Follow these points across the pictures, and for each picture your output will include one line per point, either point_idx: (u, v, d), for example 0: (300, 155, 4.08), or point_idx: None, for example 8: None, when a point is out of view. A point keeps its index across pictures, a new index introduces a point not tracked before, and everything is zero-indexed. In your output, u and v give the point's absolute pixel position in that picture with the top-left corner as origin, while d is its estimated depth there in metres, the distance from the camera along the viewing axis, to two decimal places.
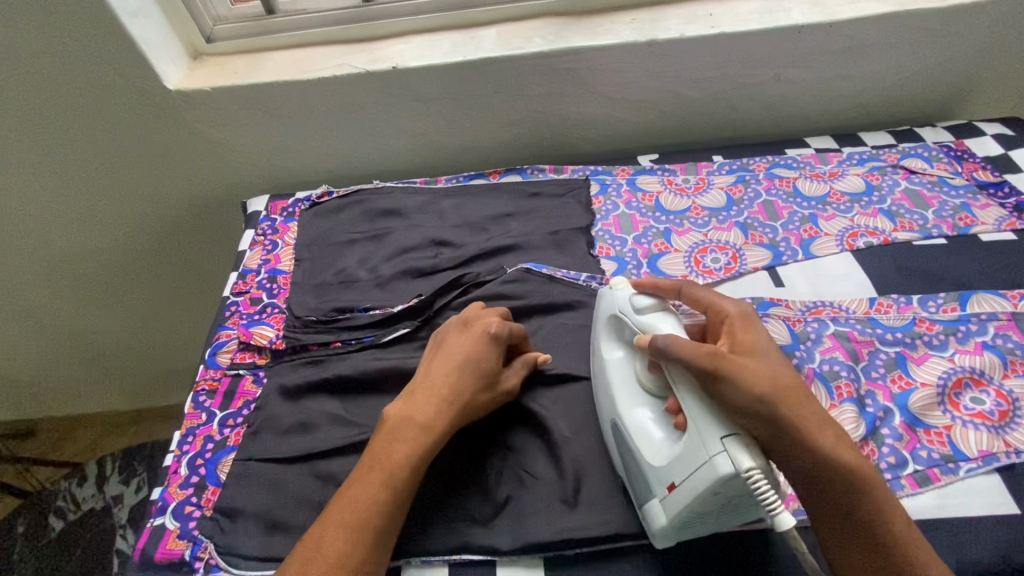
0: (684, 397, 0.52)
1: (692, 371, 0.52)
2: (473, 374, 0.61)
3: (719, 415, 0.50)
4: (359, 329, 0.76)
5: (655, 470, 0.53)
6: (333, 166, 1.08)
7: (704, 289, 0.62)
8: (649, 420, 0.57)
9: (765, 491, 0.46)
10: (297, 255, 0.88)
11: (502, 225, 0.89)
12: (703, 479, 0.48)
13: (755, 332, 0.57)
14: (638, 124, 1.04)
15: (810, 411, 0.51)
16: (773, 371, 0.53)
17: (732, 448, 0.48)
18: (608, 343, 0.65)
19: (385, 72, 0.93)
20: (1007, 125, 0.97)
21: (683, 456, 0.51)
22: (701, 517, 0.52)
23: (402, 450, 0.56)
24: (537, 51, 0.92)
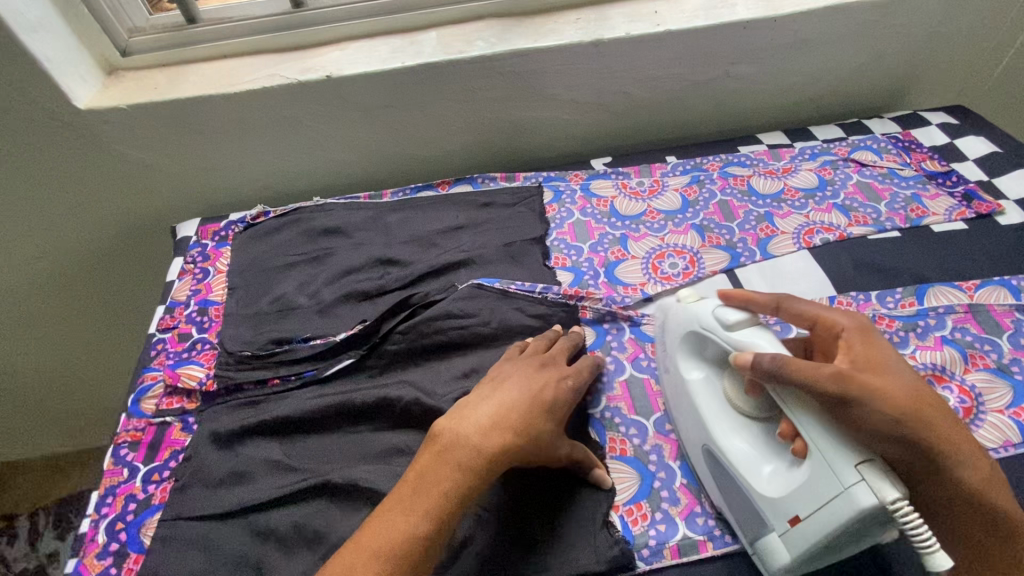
0: (802, 419, 0.48)
1: (816, 395, 0.47)
2: (541, 415, 0.55)
3: (851, 441, 0.46)
4: (299, 363, 0.70)
5: (770, 502, 0.50)
6: (271, 183, 1.01)
7: (809, 301, 0.56)
8: (749, 449, 0.54)
9: (917, 522, 0.42)
10: (230, 283, 0.81)
11: (453, 239, 0.85)
12: (839, 513, 0.44)
13: (881, 347, 0.51)
14: (589, 126, 1.01)
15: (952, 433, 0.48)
16: (911, 392, 0.48)
17: (871, 478, 0.43)
18: (686, 363, 0.61)
19: (318, 82, 0.87)
20: (950, 114, 0.98)
21: (811, 486, 0.47)
22: (830, 552, 0.48)
23: (451, 483, 0.50)
24: (480, 55, 0.88)
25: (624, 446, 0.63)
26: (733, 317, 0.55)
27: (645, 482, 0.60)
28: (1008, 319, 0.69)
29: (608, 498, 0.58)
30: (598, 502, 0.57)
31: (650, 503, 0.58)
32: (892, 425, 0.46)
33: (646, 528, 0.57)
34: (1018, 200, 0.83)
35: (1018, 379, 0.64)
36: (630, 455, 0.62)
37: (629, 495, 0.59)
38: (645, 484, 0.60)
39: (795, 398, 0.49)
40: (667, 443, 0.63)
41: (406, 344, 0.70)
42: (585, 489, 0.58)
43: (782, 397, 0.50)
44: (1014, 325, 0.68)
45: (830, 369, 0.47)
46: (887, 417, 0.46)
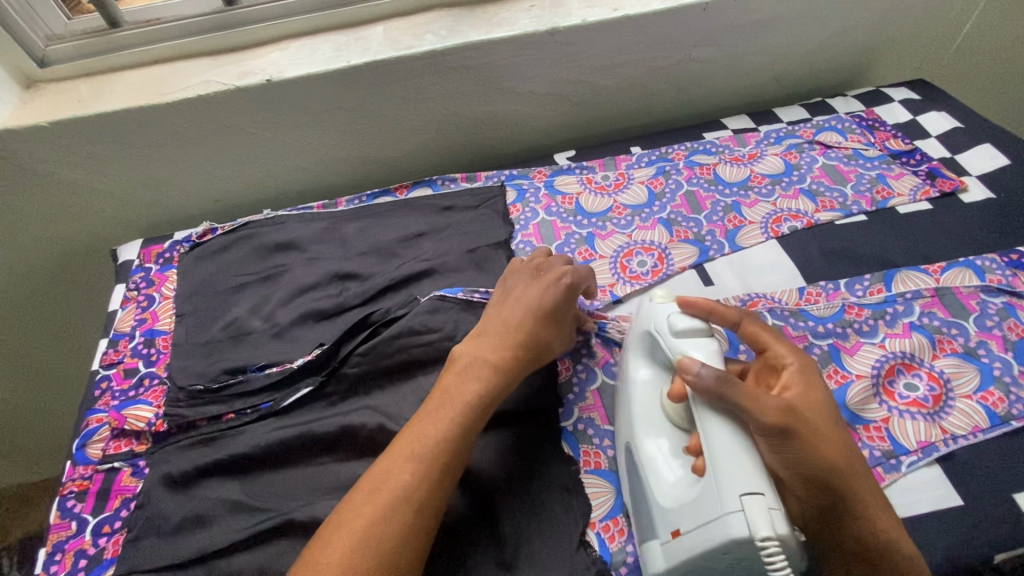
0: (712, 433, 0.47)
1: (751, 424, 0.46)
2: (545, 324, 0.61)
3: (752, 470, 0.44)
4: (255, 394, 0.66)
5: (662, 511, 0.49)
6: (219, 196, 0.95)
7: (766, 327, 0.55)
8: (664, 454, 0.52)
9: (779, 561, 0.42)
10: (177, 310, 0.76)
11: (414, 248, 0.81)
12: (713, 535, 0.44)
13: (820, 392, 0.51)
14: (551, 118, 0.97)
15: (860, 481, 0.49)
16: (841, 442, 0.49)
17: (751, 510, 0.43)
18: (635, 361, 0.59)
19: (257, 87, 0.82)
20: (912, 89, 0.97)
21: (696, 503, 0.46)
22: (704, 571, 0.48)
23: (476, 389, 0.56)
24: (429, 50, 0.83)
25: (598, 459, 0.61)
26: (683, 323, 0.54)
27: (622, 495, 0.58)
28: (974, 301, 0.69)
29: (584, 516, 0.56)
30: (573, 522, 0.56)
31: (626, 517, 0.57)
32: (813, 469, 0.47)
33: (623, 544, 0.55)
34: (980, 175, 0.83)
35: (985, 362, 0.64)
36: (605, 468, 0.60)
37: (605, 510, 0.57)
38: (621, 497, 0.58)
39: (720, 419, 0.47)
40: None
41: (367, 366, 0.66)
42: (559, 508, 0.57)
43: (703, 416, 0.48)
44: (979, 306, 0.68)
45: (776, 401, 0.48)
46: (810, 459, 0.47)
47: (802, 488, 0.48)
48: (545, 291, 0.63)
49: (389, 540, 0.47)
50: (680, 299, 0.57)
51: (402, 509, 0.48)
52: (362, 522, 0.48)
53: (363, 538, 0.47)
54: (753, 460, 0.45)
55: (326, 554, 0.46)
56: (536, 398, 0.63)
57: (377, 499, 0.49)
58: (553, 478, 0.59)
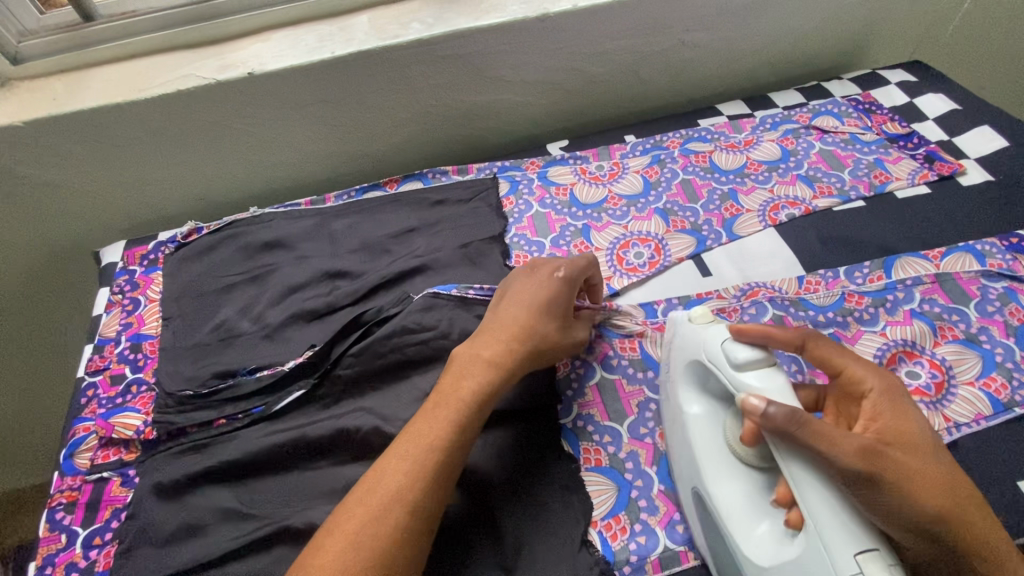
0: (807, 490, 0.43)
1: (840, 472, 0.42)
2: (542, 318, 0.60)
3: (854, 527, 0.42)
4: (246, 398, 0.65)
5: (758, 570, 0.46)
6: (203, 194, 0.92)
7: (835, 346, 0.51)
8: (740, 500, 0.50)
9: None
10: (164, 313, 0.74)
11: (405, 244, 0.79)
12: None
13: (913, 417, 0.47)
14: (543, 107, 0.95)
15: (981, 522, 0.44)
16: (945, 480, 0.45)
17: (871, 573, 0.40)
18: (686, 395, 0.56)
19: (239, 81, 0.79)
20: (908, 71, 0.96)
21: (801, 565, 0.43)
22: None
23: (472, 386, 0.55)
24: (416, 38, 0.80)
25: (598, 456, 0.60)
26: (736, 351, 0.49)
27: (623, 492, 0.58)
28: (974, 286, 0.68)
29: (585, 514, 0.56)
30: (574, 520, 0.55)
31: (628, 514, 0.56)
32: (928, 520, 0.43)
33: (626, 542, 0.55)
34: (978, 158, 0.81)
35: (987, 348, 0.63)
36: (606, 464, 0.59)
37: (606, 508, 0.57)
38: (622, 494, 0.57)
39: (805, 464, 0.44)
40: (643, 448, 0.60)
41: (361, 367, 0.65)
42: (559, 507, 0.56)
43: (789, 465, 0.44)
44: (980, 292, 0.67)
45: (861, 442, 0.43)
46: (922, 508, 0.43)
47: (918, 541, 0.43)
48: (541, 286, 0.62)
49: (382, 544, 0.46)
50: (732, 327, 0.52)
51: (394, 510, 0.47)
52: (354, 524, 0.46)
53: (355, 542, 0.46)
54: (853, 520, 0.42)
55: (317, 558, 0.45)
56: (533, 396, 0.62)
57: (369, 501, 0.48)
58: (552, 476, 0.58)
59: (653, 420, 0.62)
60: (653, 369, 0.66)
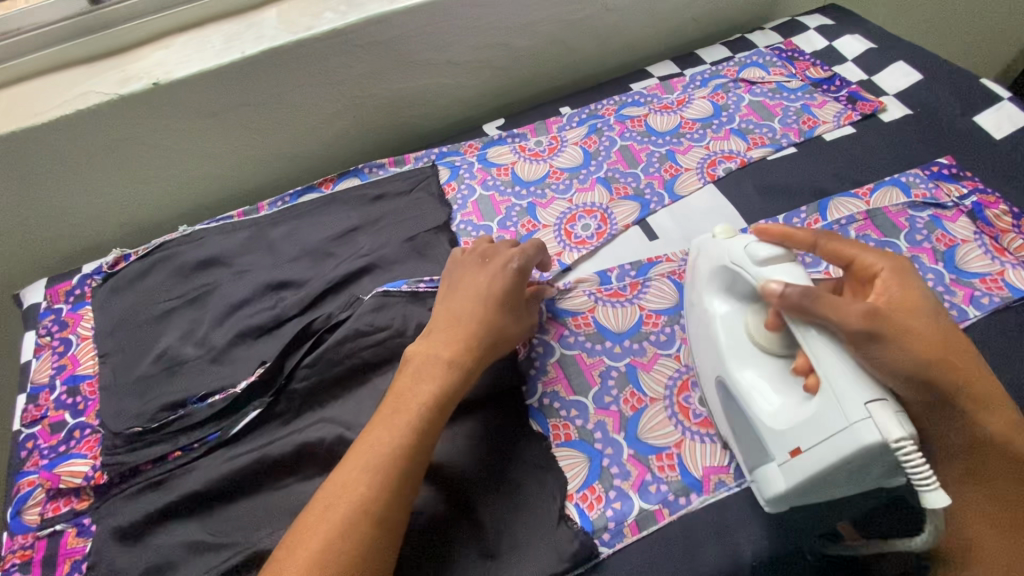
0: (817, 348, 0.47)
1: (846, 333, 0.47)
2: (496, 311, 0.59)
3: (864, 377, 0.45)
4: (200, 426, 0.62)
5: (775, 434, 0.50)
6: (126, 219, 0.87)
7: (845, 240, 0.54)
8: (760, 381, 0.53)
9: (916, 459, 0.43)
10: (100, 350, 0.70)
11: (348, 244, 0.76)
12: (840, 446, 0.45)
13: (916, 288, 0.51)
14: (474, 87, 0.92)
15: (971, 376, 0.49)
16: (944, 338, 0.49)
17: (880, 416, 0.43)
18: (710, 294, 0.60)
19: (145, 93, 0.74)
20: (824, 15, 0.98)
21: (814, 420, 0.47)
22: (826, 485, 0.49)
23: (428, 388, 0.54)
24: (330, 29, 0.77)
25: (567, 430, 0.60)
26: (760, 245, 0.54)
27: (594, 462, 0.58)
28: (902, 218, 0.71)
29: (559, 490, 0.56)
30: (549, 498, 0.55)
31: (602, 483, 0.57)
32: (919, 368, 0.47)
33: (603, 510, 0.55)
34: (896, 94, 0.84)
35: (919, 276, 0.66)
36: (576, 438, 0.60)
37: (580, 480, 0.57)
38: (594, 464, 0.58)
39: (821, 332, 0.48)
40: (609, 416, 0.61)
41: (317, 378, 0.63)
42: (534, 485, 0.56)
43: (804, 332, 0.49)
44: (908, 223, 0.70)
45: (863, 306, 0.47)
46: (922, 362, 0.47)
47: (917, 391, 0.47)
48: (493, 277, 0.61)
49: (349, 558, 0.45)
50: (755, 228, 0.56)
51: (360, 522, 0.46)
52: (321, 538, 0.46)
53: (320, 560, 0.45)
54: (865, 374, 0.45)
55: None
56: (495, 379, 0.61)
57: (332, 516, 0.47)
58: (524, 457, 0.58)
59: (616, 387, 0.63)
60: (610, 339, 0.66)
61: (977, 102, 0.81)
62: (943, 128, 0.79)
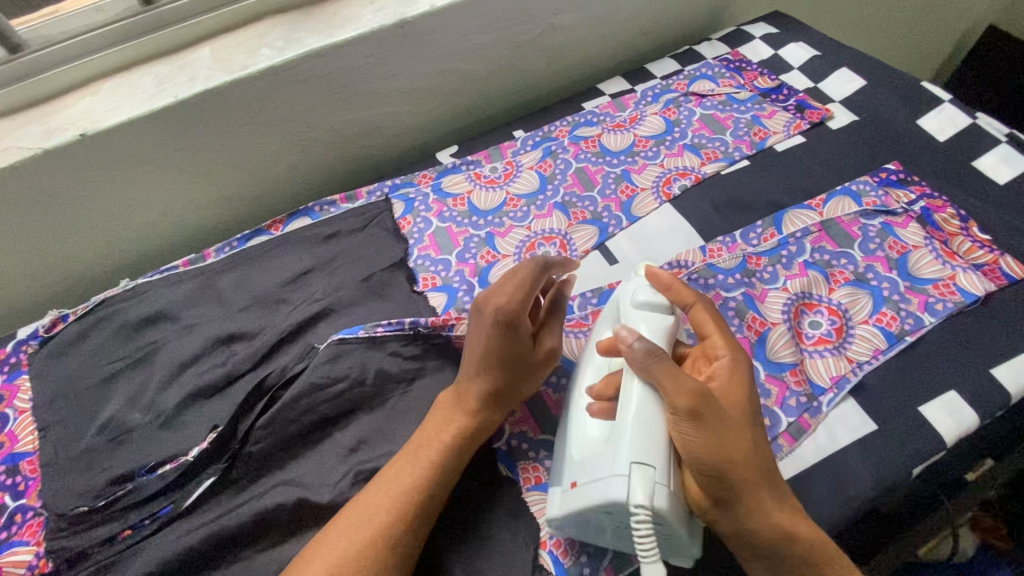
0: (632, 395, 0.50)
1: (668, 402, 0.48)
2: (494, 370, 0.56)
3: (651, 443, 0.48)
4: (151, 500, 0.59)
5: (571, 463, 0.52)
6: (64, 275, 0.82)
7: (715, 315, 0.56)
8: (583, 410, 0.55)
9: (644, 531, 0.44)
10: (39, 423, 0.65)
11: (302, 289, 0.73)
12: (598, 493, 0.47)
13: (747, 387, 0.52)
14: (425, 113, 0.90)
15: (766, 483, 0.48)
16: (754, 441, 0.49)
17: (636, 479, 0.46)
18: (603, 325, 0.60)
19: (72, 145, 0.70)
20: (769, 23, 0.99)
21: (599, 460, 0.49)
22: (592, 526, 0.51)
23: (454, 427, 0.55)
24: (267, 66, 0.74)
25: (538, 473, 0.59)
26: (642, 295, 0.57)
27: None
28: (855, 227, 0.72)
29: (531, 538, 0.55)
30: (523, 548, 0.54)
31: None
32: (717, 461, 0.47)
33: (577, 556, 0.54)
34: (842, 101, 0.86)
35: (875, 285, 0.67)
36: (546, 480, 0.58)
37: None
38: None
39: (648, 388, 0.50)
40: None
41: (273, 438, 0.60)
42: (507, 535, 0.55)
43: (632, 379, 0.51)
44: (862, 232, 0.71)
45: (695, 385, 0.48)
46: (718, 457, 0.47)
47: (707, 479, 0.47)
48: (489, 333, 0.55)
49: None
50: (649, 271, 0.59)
51: (376, 548, 0.48)
52: (337, 555, 0.48)
53: None
54: (655, 436, 0.48)
55: None
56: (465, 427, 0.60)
57: (355, 536, 0.48)
58: (495, 505, 0.56)
59: None
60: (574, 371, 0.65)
61: (919, 105, 0.82)
62: (889, 132, 0.81)
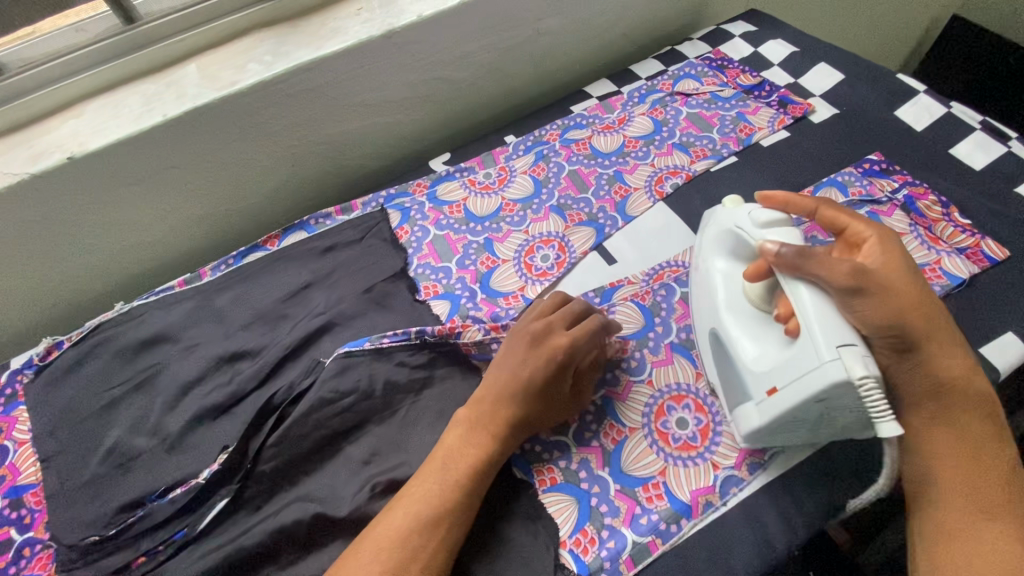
0: (799, 297, 0.50)
1: (830, 288, 0.50)
2: (535, 405, 0.58)
3: (841, 326, 0.48)
4: (164, 526, 0.58)
5: (754, 375, 0.54)
6: (53, 301, 0.80)
7: (843, 208, 0.57)
8: (744, 334, 0.57)
9: (876, 396, 0.47)
10: (40, 454, 0.64)
11: (303, 303, 0.73)
12: (811, 385, 0.48)
13: (901, 253, 0.54)
14: (415, 122, 0.90)
15: (935, 334, 0.52)
16: (918, 298, 0.52)
17: (848, 356, 0.47)
18: (711, 253, 0.63)
19: (59, 168, 0.68)
20: (746, 22, 1.01)
21: (790, 362, 0.51)
22: (795, 422, 0.53)
23: (476, 453, 0.55)
24: (256, 81, 0.73)
25: (553, 474, 0.59)
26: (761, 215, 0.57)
27: (583, 503, 0.58)
28: None
29: (551, 539, 0.55)
30: (543, 549, 0.55)
31: (593, 524, 0.56)
32: (893, 320, 0.50)
33: (597, 552, 0.55)
34: (822, 95, 0.88)
35: None
36: (562, 481, 0.59)
37: (571, 524, 0.56)
38: (583, 506, 0.57)
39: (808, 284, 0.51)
40: (592, 453, 0.61)
41: (286, 455, 0.60)
42: (526, 536, 0.55)
43: (790, 281, 0.51)
44: None
45: (851, 266, 0.50)
46: (896, 315, 0.50)
47: (884, 340, 0.51)
48: (544, 365, 0.58)
49: None
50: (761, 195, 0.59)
51: (410, 568, 0.49)
52: None
53: None
54: (839, 320, 0.49)
55: None
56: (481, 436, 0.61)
57: (387, 559, 0.49)
58: (513, 509, 0.57)
59: (595, 422, 0.63)
60: None
61: (895, 97, 0.85)
62: (868, 124, 0.83)
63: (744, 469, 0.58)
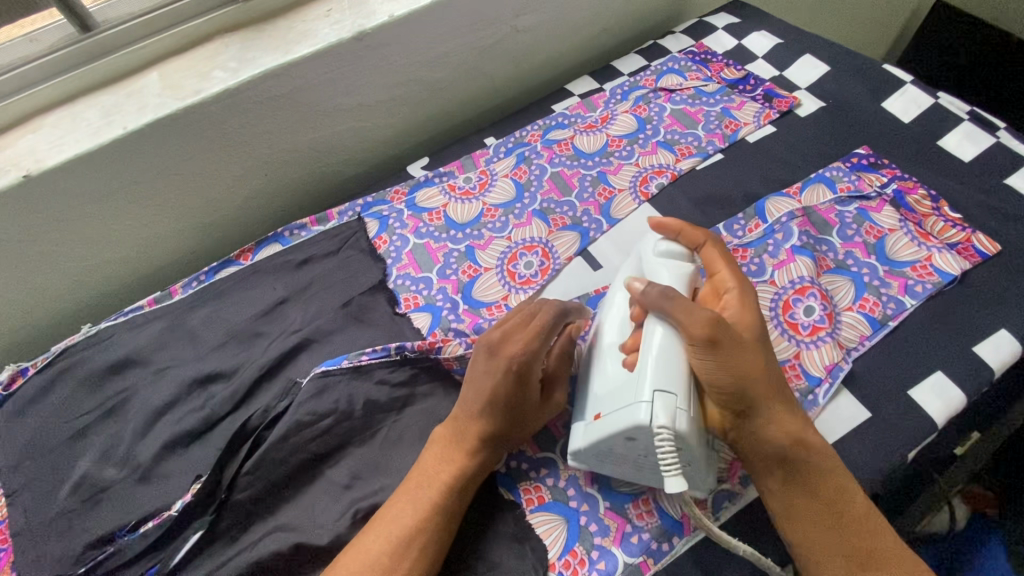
0: (652, 334, 0.51)
1: (684, 333, 0.50)
2: (499, 418, 0.55)
3: (670, 373, 0.49)
4: (136, 561, 0.56)
5: (593, 398, 0.54)
6: (19, 323, 0.77)
7: (726, 254, 0.59)
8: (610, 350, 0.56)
9: (666, 446, 0.47)
10: (4, 490, 0.61)
11: (278, 319, 0.70)
12: (622, 420, 0.49)
13: (753, 307, 0.55)
14: (392, 125, 0.87)
15: (774, 389, 0.52)
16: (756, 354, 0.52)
17: (658, 403, 0.47)
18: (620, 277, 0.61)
19: (15, 187, 0.65)
20: (729, 13, 0.99)
21: (619, 393, 0.51)
22: (612, 457, 0.53)
23: (450, 469, 0.53)
24: (221, 89, 0.70)
25: (540, 493, 0.58)
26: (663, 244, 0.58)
27: (572, 523, 0.56)
28: (832, 214, 0.72)
29: (539, 561, 0.53)
30: (531, 573, 0.53)
31: (582, 544, 0.55)
32: (732, 375, 0.50)
33: (587, 574, 0.53)
34: (808, 88, 0.86)
35: (855, 271, 0.67)
36: (550, 499, 0.57)
37: (560, 545, 0.54)
38: (573, 525, 0.55)
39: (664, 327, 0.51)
40: (580, 469, 0.59)
41: (261, 484, 0.57)
42: (513, 559, 0.53)
43: (653, 321, 0.51)
44: (839, 218, 0.72)
45: (709, 314, 0.50)
46: (736, 369, 0.50)
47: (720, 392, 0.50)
48: (502, 378, 0.55)
49: None
50: (663, 224, 0.60)
51: None
52: None
53: None
54: (675, 366, 0.49)
55: None
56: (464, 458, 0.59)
57: None
58: (499, 531, 0.55)
59: None
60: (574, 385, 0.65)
61: (883, 88, 0.84)
62: (856, 117, 0.82)
63: (736, 481, 0.56)
